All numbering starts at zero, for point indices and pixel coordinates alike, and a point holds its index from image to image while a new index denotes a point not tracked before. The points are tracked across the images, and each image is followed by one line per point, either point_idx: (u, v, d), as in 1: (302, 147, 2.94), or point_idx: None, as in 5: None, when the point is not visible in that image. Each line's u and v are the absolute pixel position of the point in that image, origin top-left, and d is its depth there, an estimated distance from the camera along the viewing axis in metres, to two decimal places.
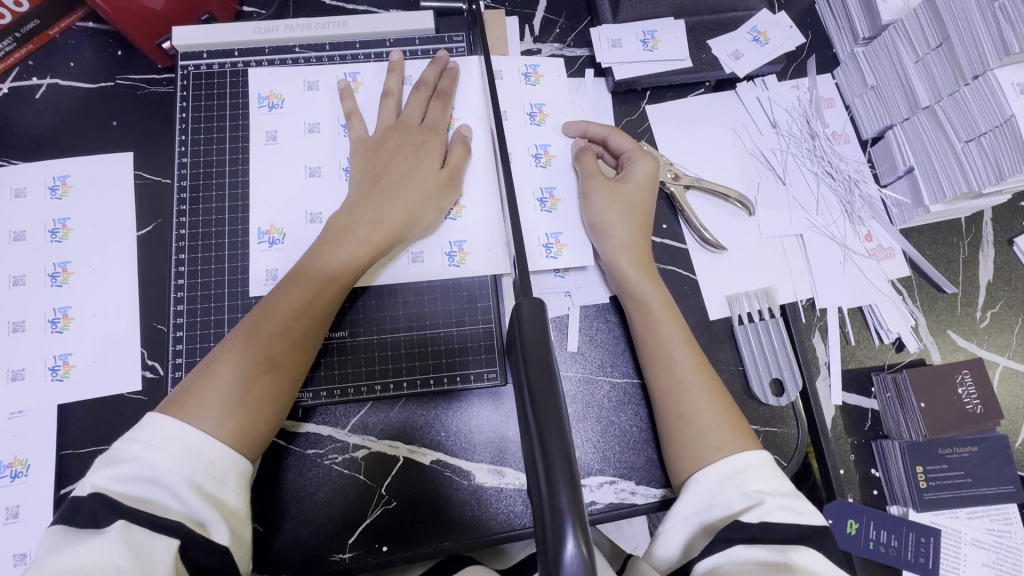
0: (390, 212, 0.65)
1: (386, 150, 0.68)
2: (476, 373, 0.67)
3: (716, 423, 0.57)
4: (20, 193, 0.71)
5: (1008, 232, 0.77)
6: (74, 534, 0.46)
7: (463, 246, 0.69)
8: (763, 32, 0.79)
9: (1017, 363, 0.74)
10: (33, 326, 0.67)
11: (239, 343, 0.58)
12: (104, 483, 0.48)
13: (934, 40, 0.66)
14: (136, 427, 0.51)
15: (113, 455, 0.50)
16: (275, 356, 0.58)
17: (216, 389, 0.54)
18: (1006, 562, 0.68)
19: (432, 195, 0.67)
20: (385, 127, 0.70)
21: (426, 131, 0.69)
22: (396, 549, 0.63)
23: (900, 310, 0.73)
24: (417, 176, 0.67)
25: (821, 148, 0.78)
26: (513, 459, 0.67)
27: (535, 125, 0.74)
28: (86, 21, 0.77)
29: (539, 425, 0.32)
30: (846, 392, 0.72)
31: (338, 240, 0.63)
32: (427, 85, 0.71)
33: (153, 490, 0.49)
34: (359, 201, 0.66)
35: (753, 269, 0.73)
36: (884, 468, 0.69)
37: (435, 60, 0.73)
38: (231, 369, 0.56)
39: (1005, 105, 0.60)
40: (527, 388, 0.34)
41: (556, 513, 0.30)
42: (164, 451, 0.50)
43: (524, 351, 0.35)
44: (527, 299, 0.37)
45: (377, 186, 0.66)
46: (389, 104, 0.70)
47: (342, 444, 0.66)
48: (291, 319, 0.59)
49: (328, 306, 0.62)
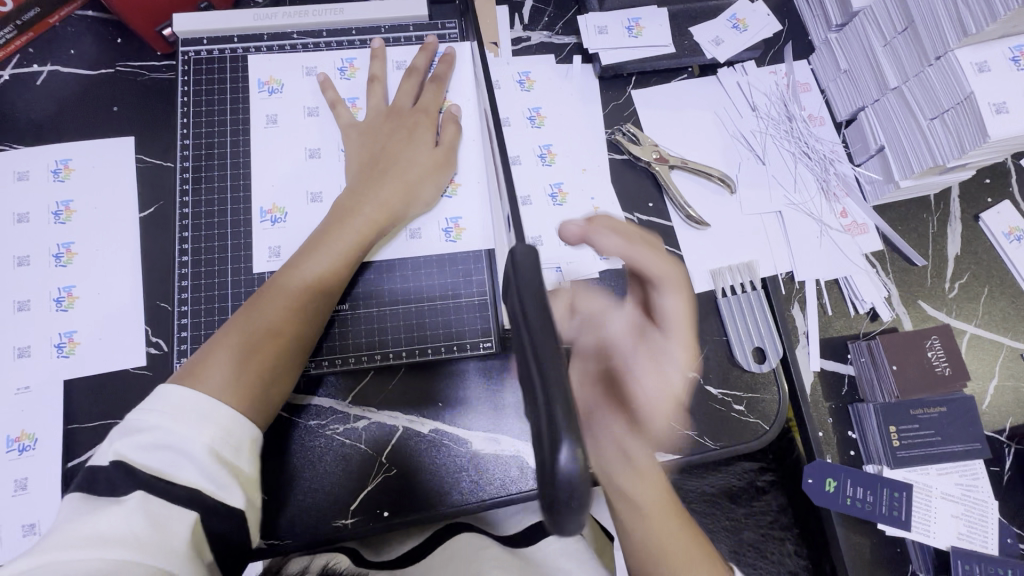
0: (390, 192, 0.68)
1: (380, 133, 0.71)
2: (471, 343, 0.70)
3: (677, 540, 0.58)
4: (23, 176, 0.73)
5: (974, 208, 0.81)
6: (95, 502, 0.48)
7: (459, 223, 0.73)
8: (742, 20, 0.83)
9: (984, 330, 0.78)
10: (38, 305, 0.69)
11: (247, 318, 0.60)
12: (126, 451, 0.50)
13: (899, 24, 0.70)
14: (150, 398, 0.53)
15: (131, 424, 0.52)
16: (284, 333, 0.60)
17: (227, 362, 0.57)
18: (974, 514, 0.71)
19: (429, 173, 0.70)
20: (379, 111, 0.72)
21: (420, 113, 0.72)
22: (397, 514, 0.66)
23: (874, 281, 0.77)
24: (414, 155, 0.70)
25: (798, 129, 0.81)
26: (507, 427, 0.69)
27: (535, 127, 0.78)
28: (85, 10, 0.79)
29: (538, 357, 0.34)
30: (824, 359, 0.75)
31: (343, 220, 0.66)
32: (417, 71, 0.74)
33: (164, 455, 0.50)
34: (360, 181, 0.68)
35: (735, 244, 0.77)
36: (860, 430, 0.73)
37: (424, 47, 0.76)
38: (244, 346, 0.59)
39: (965, 83, 0.64)
40: (524, 327, 0.36)
41: (551, 424, 0.32)
42: (177, 418, 0.52)
43: (520, 294, 0.37)
44: (520, 245, 0.39)
45: (377, 167, 0.69)
46: (377, 89, 0.73)
47: (343, 415, 0.69)
48: (295, 298, 0.62)
49: (330, 286, 0.64)
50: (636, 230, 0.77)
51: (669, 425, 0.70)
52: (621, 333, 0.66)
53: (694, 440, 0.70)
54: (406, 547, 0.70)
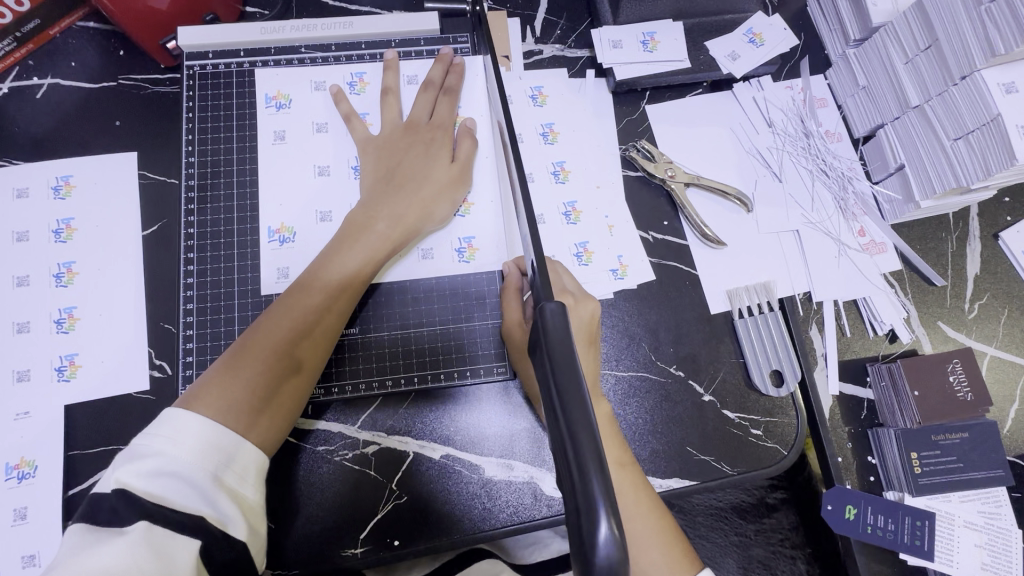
0: (405, 208, 0.66)
1: (395, 147, 0.69)
2: (485, 367, 0.68)
3: (654, 540, 0.55)
4: (22, 193, 0.70)
5: (993, 227, 0.80)
6: (99, 533, 0.46)
7: (472, 242, 0.71)
8: (759, 34, 0.81)
9: (1005, 352, 0.76)
10: (38, 326, 0.67)
11: (253, 339, 0.58)
12: (128, 478, 0.48)
13: (922, 41, 0.69)
14: (156, 422, 0.51)
15: (136, 450, 0.50)
16: (292, 355, 0.59)
17: (234, 386, 0.55)
18: (997, 543, 0.70)
19: (445, 189, 0.68)
20: (392, 125, 0.71)
21: (436, 128, 0.71)
22: (407, 543, 0.64)
23: (893, 302, 0.75)
24: (428, 173, 0.68)
25: (815, 147, 0.80)
26: (521, 453, 0.68)
27: (548, 144, 0.77)
28: (87, 21, 0.77)
29: (574, 433, 0.33)
30: (843, 382, 0.74)
31: (354, 237, 0.64)
32: (434, 85, 0.72)
33: (171, 485, 0.48)
34: (374, 197, 0.66)
35: (751, 264, 0.75)
36: (880, 456, 0.71)
37: (440, 57, 0.74)
38: (253, 369, 0.57)
39: (991, 104, 0.62)
40: (555, 389, 0.35)
41: (586, 496, 0.31)
42: (180, 446, 0.50)
43: (553, 353, 0.36)
44: (551, 304, 0.38)
45: (390, 182, 0.67)
46: (391, 102, 0.71)
47: (352, 441, 0.67)
48: (303, 319, 0.60)
49: (340, 307, 0.62)
50: (651, 248, 0.75)
51: (685, 450, 0.68)
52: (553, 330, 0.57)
53: (711, 465, 0.68)
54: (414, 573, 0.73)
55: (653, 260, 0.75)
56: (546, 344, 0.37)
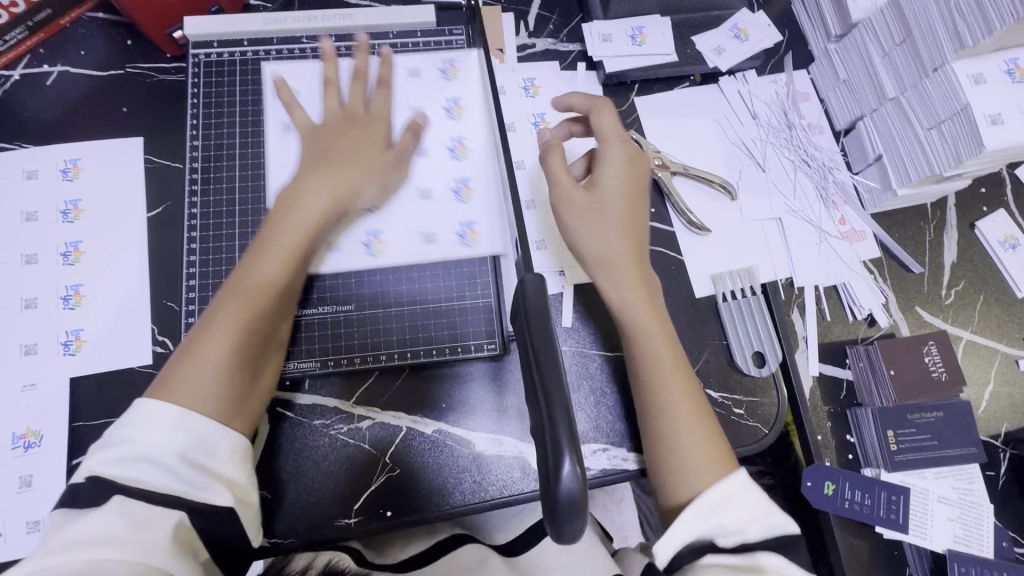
0: (343, 179, 0.62)
1: (329, 131, 0.65)
2: (475, 344, 0.71)
3: (696, 442, 0.58)
4: (32, 175, 0.73)
5: (970, 217, 0.82)
6: (77, 511, 0.48)
7: (473, 228, 0.69)
8: (743, 29, 0.84)
9: (980, 337, 0.79)
10: (45, 302, 0.69)
11: (200, 331, 0.56)
12: (99, 467, 0.49)
13: (897, 36, 0.72)
14: (126, 413, 0.52)
15: (108, 439, 0.51)
16: (241, 339, 0.56)
17: (188, 378, 0.53)
18: (970, 518, 0.72)
19: (386, 168, 0.66)
20: (329, 114, 0.67)
21: (373, 113, 0.67)
22: (399, 514, 0.66)
23: (872, 287, 0.78)
24: (368, 149, 0.64)
25: (797, 137, 0.83)
26: (511, 429, 0.70)
27: (453, 120, 0.71)
28: (96, 12, 0.79)
29: (546, 397, 0.35)
30: (822, 364, 0.77)
31: (285, 213, 0.60)
32: (362, 74, 0.69)
33: (148, 469, 0.49)
34: (306, 171, 0.63)
35: (735, 249, 0.78)
36: (858, 434, 0.74)
37: (362, 47, 0.71)
38: (204, 363, 0.54)
39: (961, 94, 0.65)
40: (534, 362, 0.37)
41: (555, 442, 0.34)
42: (162, 430, 0.51)
43: (525, 308, 0.39)
44: (530, 274, 0.40)
45: (325, 158, 0.63)
46: (332, 94, 0.68)
47: (346, 415, 0.69)
48: (235, 303, 0.56)
49: (277, 280, 0.58)
50: None
51: None
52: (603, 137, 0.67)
53: None
54: (408, 552, 0.72)
55: None
56: (525, 312, 0.39)
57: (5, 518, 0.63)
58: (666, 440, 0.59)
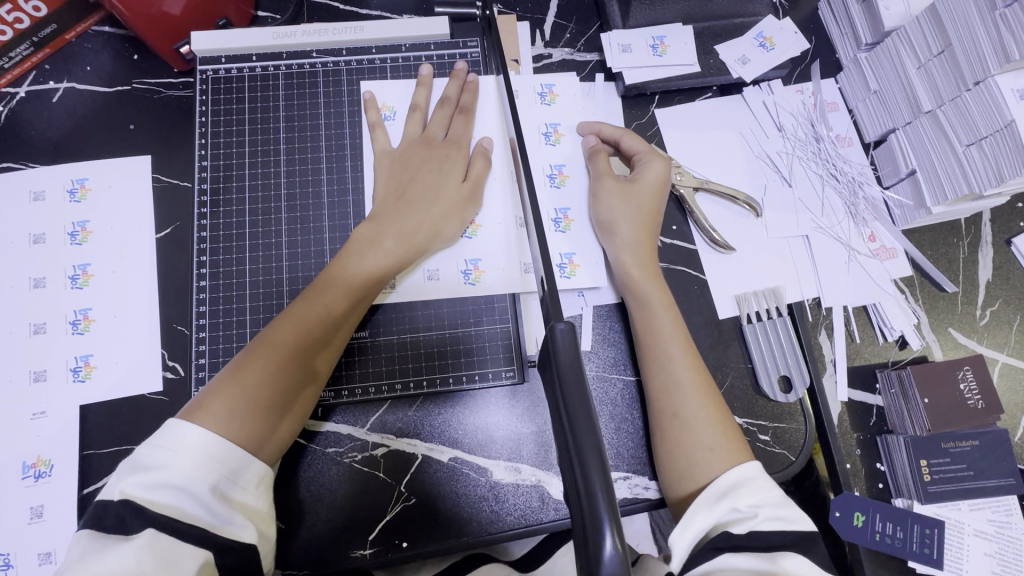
0: (417, 224, 0.67)
1: (411, 161, 0.70)
2: (493, 372, 0.69)
3: (709, 428, 0.60)
4: (39, 196, 0.72)
5: (1006, 233, 0.79)
6: (106, 539, 0.46)
7: (573, 258, 0.73)
8: (769, 38, 0.81)
9: (1016, 359, 0.76)
10: (54, 327, 0.68)
11: (257, 351, 0.58)
12: (131, 490, 0.48)
13: (935, 47, 0.68)
14: (158, 433, 0.51)
15: (137, 460, 0.50)
16: (293, 364, 0.58)
17: (235, 395, 0.55)
18: (1006, 550, 0.70)
19: (453, 210, 0.69)
20: (410, 139, 0.71)
21: (451, 146, 0.71)
22: (416, 545, 0.65)
23: (903, 308, 0.75)
24: (440, 194, 0.69)
25: (826, 151, 0.80)
26: (529, 455, 0.68)
27: (552, 146, 0.76)
28: (102, 25, 0.77)
29: (585, 464, 0.34)
30: (852, 389, 0.74)
31: (362, 248, 0.65)
32: (450, 102, 0.73)
33: (175, 497, 0.48)
34: (383, 211, 0.68)
35: (761, 269, 0.75)
36: (889, 462, 0.71)
37: (455, 74, 0.74)
38: (254, 382, 0.56)
39: (1005, 110, 0.62)
40: (569, 427, 0.35)
41: (593, 518, 0.33)
42: (196, 459, 0.50)
43: (560, 370, 0.37)
44: (561, 325, 0.38)
45: (400, 199, 0.68)
46: (415, 116, 0.72)
47: (361, 442, 0.67)
48: (297, 328, 0.60)
49: (341, 314, 0.62)
50: (660, 253, 0.75)
51: None
52: (631, 148, 0.73)
53: None
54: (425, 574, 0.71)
55: (662, 265, 0.75)
56: (557, 370, 0.37)
57: (17, 549, 0.62)
58: (684, 431, 0.61)
